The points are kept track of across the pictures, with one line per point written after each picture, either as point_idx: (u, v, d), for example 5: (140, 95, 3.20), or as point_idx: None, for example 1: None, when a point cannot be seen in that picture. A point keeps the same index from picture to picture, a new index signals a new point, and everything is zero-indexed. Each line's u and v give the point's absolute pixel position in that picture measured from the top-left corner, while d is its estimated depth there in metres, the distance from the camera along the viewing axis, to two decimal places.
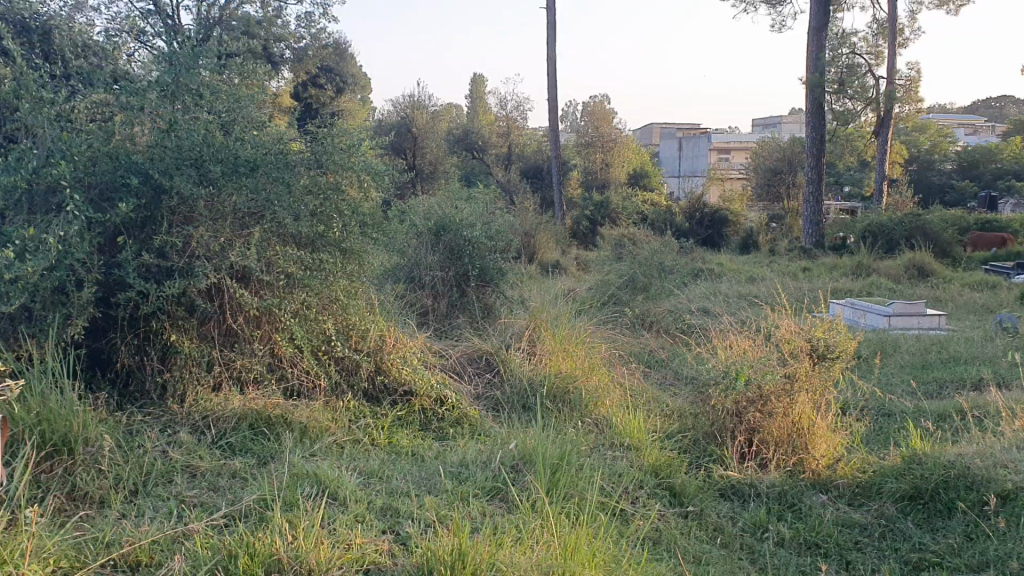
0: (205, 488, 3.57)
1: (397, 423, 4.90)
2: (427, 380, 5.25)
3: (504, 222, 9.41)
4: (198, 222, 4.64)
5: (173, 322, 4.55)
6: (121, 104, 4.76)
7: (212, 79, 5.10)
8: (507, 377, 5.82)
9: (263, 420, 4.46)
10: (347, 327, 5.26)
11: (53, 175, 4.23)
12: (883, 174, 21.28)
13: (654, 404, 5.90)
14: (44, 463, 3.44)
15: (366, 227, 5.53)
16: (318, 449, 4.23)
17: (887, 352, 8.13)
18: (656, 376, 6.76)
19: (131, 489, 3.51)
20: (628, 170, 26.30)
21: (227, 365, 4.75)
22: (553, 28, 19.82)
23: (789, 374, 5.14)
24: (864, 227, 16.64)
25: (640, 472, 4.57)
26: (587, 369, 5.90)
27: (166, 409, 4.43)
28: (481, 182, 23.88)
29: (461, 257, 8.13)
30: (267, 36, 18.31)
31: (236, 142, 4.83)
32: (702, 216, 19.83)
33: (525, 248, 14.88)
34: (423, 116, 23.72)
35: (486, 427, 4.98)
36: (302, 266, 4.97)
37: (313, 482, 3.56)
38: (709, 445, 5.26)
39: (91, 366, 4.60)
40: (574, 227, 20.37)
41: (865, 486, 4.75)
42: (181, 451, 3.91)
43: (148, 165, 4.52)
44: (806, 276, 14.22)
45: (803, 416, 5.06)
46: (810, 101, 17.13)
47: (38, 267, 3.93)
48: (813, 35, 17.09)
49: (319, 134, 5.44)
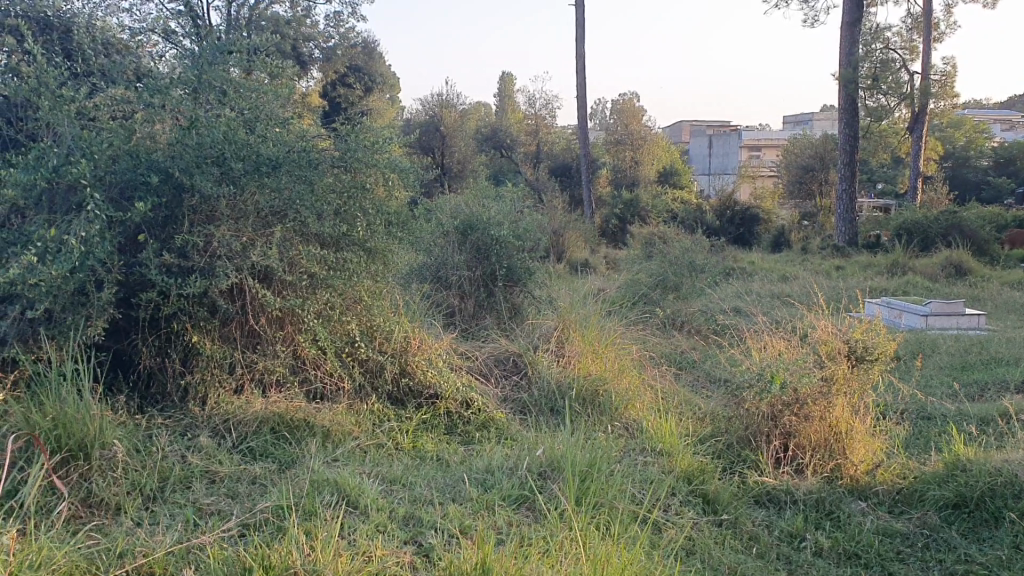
0: (224, 495, 3.48)
1: (422, 427, 4.78)
2: (453, 382, 5.13)
3: (532, 221, 9.26)
4: (219, 221, 4.55)
5: (195, 324, 4.47)
6: (144, 102, 4.68)
7: (235, 75, 5.01)
8: (535, 379, 5.69)
9: (285, 424, 4.37)
10: (371, 328, 5.15)
11: (74, 173, 4.13)
12: (919, 171, 20.88)
13: (686, 407, 5.74)
14: (59, 469, 3.36)
15: (391, 226, 5.44)
16: (341, 454, 4.13)
17: (926, 353, 7.88)
18: (688, 378, 6.59)
19: (149, 495, 3.43)
20: (658, 168, 26.05)
21: (250, 367, 4.66)
22: (582, 25, 19.65)
23: (826, 377, 4.97)
24: (899, 225, 16.30)
25: (672, 479, 4.41)
26: (617, 371, 5.75)
27: (187, 412, 4.36)
28: (508, 181, 23.76)
29: (488, 257, 8.00)
30: (297, 36, 18.37)
31: (258, 139, 4.73)
32: (733, 214, 19.57)
33: (554, 248, 14.74)
34: (452, 115, 23.66)
35: (513, 431, 4.85)
36: (325, 265, 4.87)
37: (334, 490, 3.45)
38: (743, 449, 5.07)
39: (113, 367, 4.54)
40: (603, 225, 20.19)
41: (905, 494, 4.57)
42: (201, 456, 3.83)
43: (169, 162, 4.44)
44: (840, 275, 13.94)
45: (840, 420, 4.89)
46: (843, 97, 16.79)
47: (62, 269, 3.84)
48: (846, 30, 16.74)
49: (344, 132, 5.32)
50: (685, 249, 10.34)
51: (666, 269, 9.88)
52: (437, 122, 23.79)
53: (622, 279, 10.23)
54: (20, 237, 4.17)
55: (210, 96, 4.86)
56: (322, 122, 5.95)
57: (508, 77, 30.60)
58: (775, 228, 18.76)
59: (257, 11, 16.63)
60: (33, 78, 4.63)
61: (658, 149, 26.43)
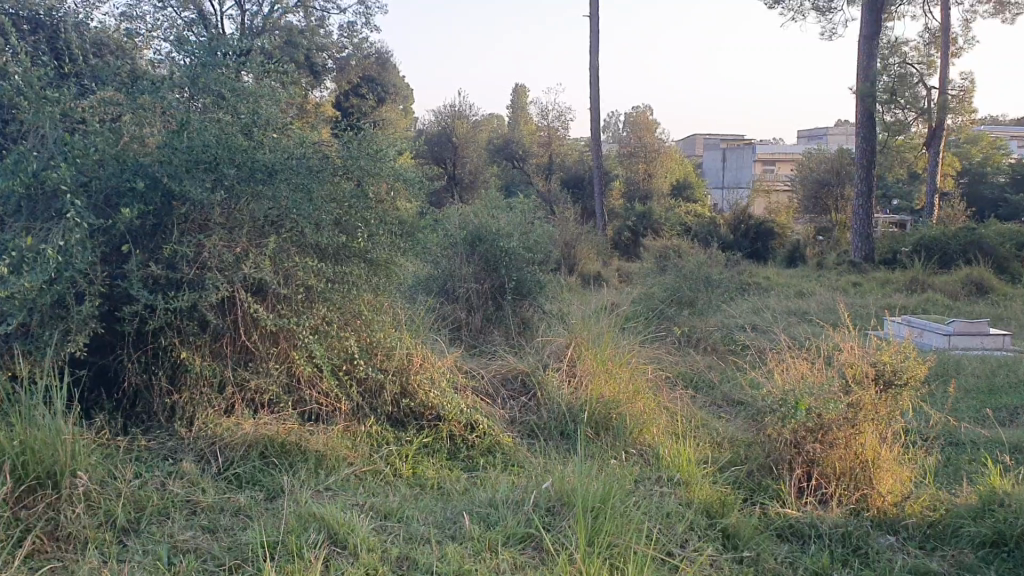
0: (202, 529, 3.21)
1: (422, 451, 4.49)
2: (457, 403, 4.81)
3: (544, 233, 8.99)
4: (212, 231, 4.30)
5: (182, 339, 4.21)
6: (133, 104, 4.43)
7: (233, 78, 4.77)
8: (544, 401, 5.38)
9: (275, 448, 4.10)
10: (371, 344, 4.84)
11: (54, 178, 3.87)
12: (936, 187, 20.52)
13: (704, 431, 5.43)
14: (26, 498, 3.08)
15: (395, 237, 5.14)
16: (332, 483, 3.87)
17: (951, 375, 7.54)
18: (704, 399, 6.28)
19: (122, 527, 3.16)
20: (673, 181, 25.69)
21: (241, 386, 4.38)
22: (596, 37, 19.46)
23: (852, 403, 4.64)
24: (917, 240, 15.94)
25: (690, 511, 4.09)
26: (632, 393, 5.40)
27: (172, 434, 4.11)
28: (520, 193, 23.58)
29: (497, 269, 7.79)
30: (312, 46, 18.20)
31: (254, 145, 4.48)
32: (747, 228, 19.30)
33: (565, 260, 14.52)
34: (464, 125, 23.50)
35: (520, 458, 4.55)
36: (323, 278, 4.60)
37: (320, 527, 3.17)
38: (765, 478, 4.74)
39: (97, 384, 4.29)
40: (615, 237, 19.91)
41: (938, 528, 4.24)
42: (183, 483, 3.57)
43: (157, 168, 4.18)
44: (857, 291, 13.60)
45: (866, 448, 4.58)
46: (860, 111, 16.45)
47: (38, 281, 3.57)
48: (864, 43, 16.40)
49: (347, 138, 5.07)
50: (701, 264, 10.02)
51: (681, 283, 9.57)
52: (449, 132, 23.62)
53: (636, 293, 9.94)
54: None
55: (206, 99, 4.62)
56: (328, 127, 5.70)
57: (522, 89, 30.45)
58: (789, 243, 18.43)
59: (271, 22, 16.48)
60: (18, 78, 4.38)
61: (672, 162, 26.12)
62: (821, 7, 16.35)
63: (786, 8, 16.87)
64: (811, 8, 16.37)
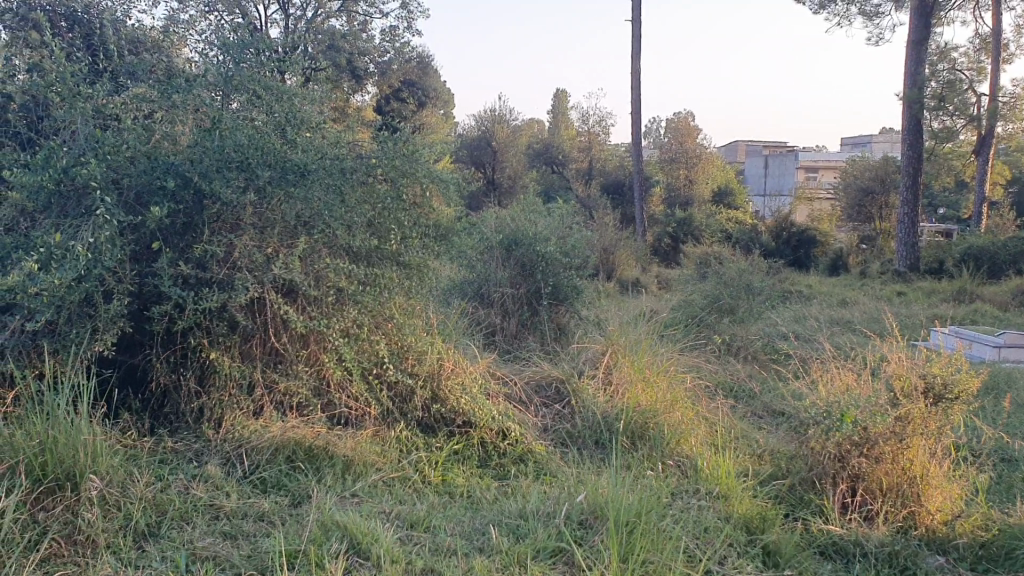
0: (224, 535, 3.20)
1: (453, 458, 4.39)
2: (489, 410, 4.70)
3: (582, 238, 8.85)
4: (243, 230, 4.23)
5: (211, 339, 4.14)
6: (167, 102, 4.38)
7: (267, 77, 4.70)
8: (579, 409, 5.24)
9: (303, 453, 4.03)
10: (402, 348, 4.75)
11: (84, 173, 3.82)
12: (985, 195, 20.00)
13: (744, 443, 5.26)
14: (45, 499, 3.09)
15: (428, 239, 5.04)
16: (359, 489, 3.79)
17: (1003, 389, 7.26)
18: (745, 410, 6.09)
19: (141, 531, 3.15)
20: (714, 187, 25.34)
21: (270, 388, 4.31)
22: (637, 41, 19.29)
23: (900, 416, 4.43)
24: (964, 250, 15.55)
25: (729, 526, 3.93)
26: (671, 402, 5.23)
27: (200, 436, 4.05)
28: (559, 198, 23.42)
29: (533, 274, 7.68)
30: (353, 51, 18.24)
31: (288, 145, 4.40)
32: (789, 235, 18.98)
33: (604, 265, 14.37)
34: (504, 130, 23.44)
35: (552, 467, 4.41)
36: (355, 280, 4.51)
37: (342, 537, 3.10)
38: (807, 493, 4.56)
39: (125, 383, 4.25)
40: (655, 243, 19.67)
41: (990, 549, 4.02)
42: (207, 488, 3.53)
43: (188, 166, 4.12)
44: (902, 301, 13.28)
45: (914, 464, 4.38)
46: (908, 118, 16.03)
47: (67, 278, 3.51)
48: (912, 49, 15.99)
49: (383, 137, 4.97)
50: (743, 271, 9.80)
51: (721, 290, 9.37)
52: (489, 137, 23.56)
53: (675, 300, 9.76)
54: (27, 242, 3.86)
55: (240, 99, 4.54)
56: (364, 128, 5.62)
57: (562, 94, 30.34)
58: (833, 250, 18.09)
59: (314, 26, 16.55)
60: (53, 73, 4.35)
61: (713, 168, 25.80)
62: (869, 11, 15.98)
63: (832, 13, 16.54)
64: (859, 12, 16.02)
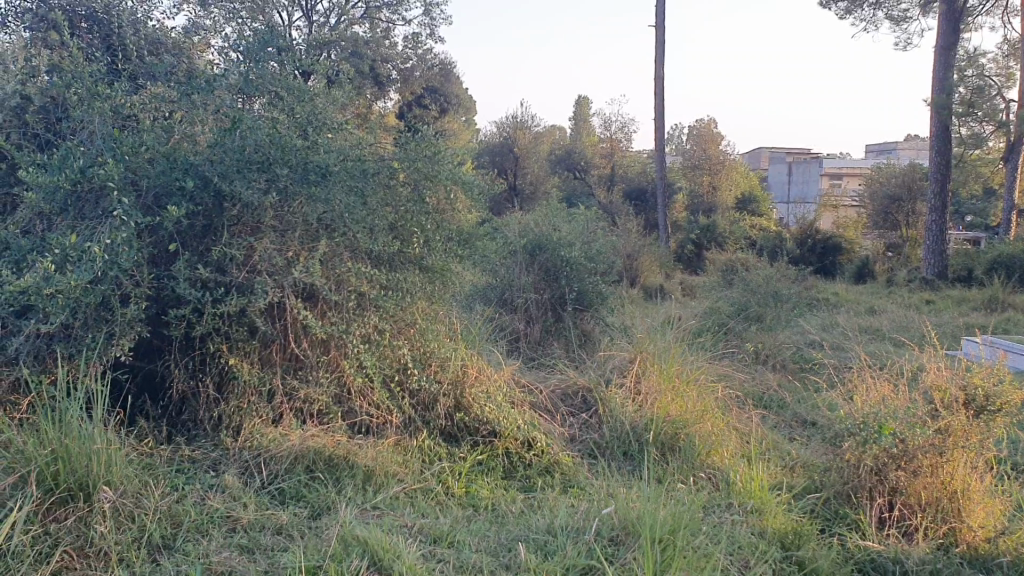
0: (240, 548, 3.09)
1: (477, 468, 4.26)
2: (514, 419, 4.56)
3: (607, 245, 8.71)
4: (263, 233, 4.13)
5: (231, 345, 4.03)
6: (186, 102, 4.30)
7: (288, 79, 4.60)
8: (606, 419, 5.09)
9: (323, 462, 3.91)
10: (425, 355, 4.63)
11: (101, 174, 3.73)
12: (1016, 202, 19.61)
13: (776, 455, 5.09)
14: (57, 510, 2.99)
15: (452, 243, 4.91)
16: (380, 501, 3.67)
17: None
18: (776, 420, 5.92)
19: (156, 544, 3.06)
20: (737, 194, 25.06)
21: (290, 396, 4.21)
22: (660, 46, 19.15)
23: (940, 429, 4.25)
24: (995, 257, 15.24)
25: (764, 542, 3.76)
26: (701, 411, 5.08)
27: (218, 444, 3.95)
28: (581, 204, 23.28)
29: (557, 280, 7.54)
30: (376, 57, 18.25)
31: (309, 146, 4.29)
32: (814, 242, 18.73)
33: (627, 272, 14.21)
34: (526, 136, 23.36)
35: (580, 479, 4.27)
36: (377, 284, 4.40)
37: (362, 552, 2.98)
38: (842, 507, 4.37)
39: (143, 389, 4.16)
40: (678, 250, 19.48)
41: None
42: (224, 498, 3.43)
43: (207, 167, 4.02)
44: (932, 309, 13.02)
45: (954, 478, 4.19)
46: (936, 124, 15.74)
47: (82, 280, 3.42)
48: (940, 55, 15.71)
49: (405, 138, 4.85)
50: (770, 277, 9.60)
51: (748, 298, 9.18)
52: (511, 143, 23.48)
53: (700, 308, 9.57)
54: (43, 244, 3.77)
55: (261, 100, 4.44)
56: (385, 131, 5.52)
57: (584, 100, 30.23)
58: (859, 258, 17.81)
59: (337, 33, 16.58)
60: (72, 72, 4.27)
61: (737, 174, 25.53)
62: (896, 16, 15.73)
63: (858, 19, 16.33)
64: (886, 17, 15.78)
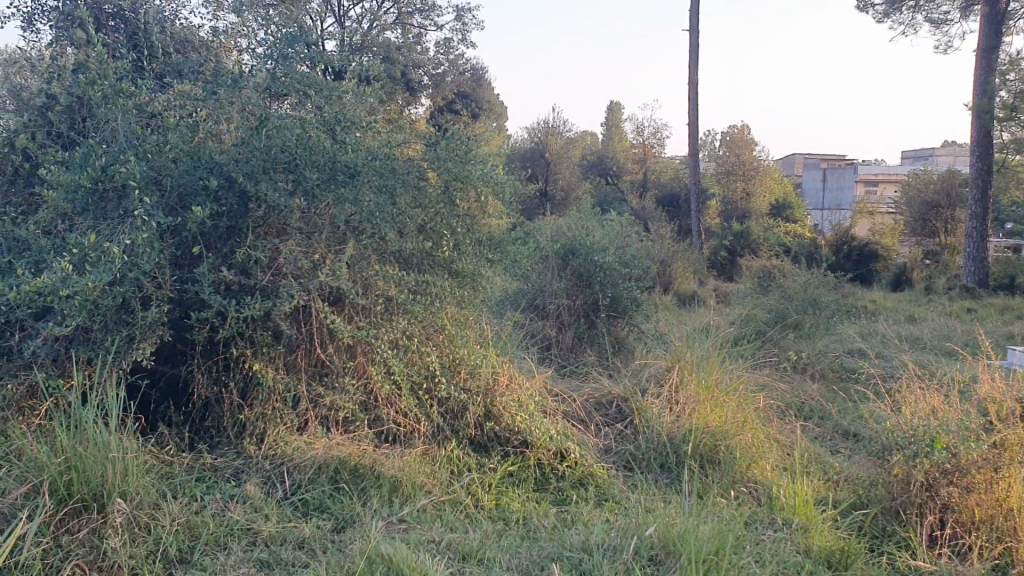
0: (259, 563, 2.97)
1: (507, 480, 4.10)
2: (546, 429, 4.39)
3: (641, 250, 8.51)
4: (290, 235, 4.01)
5: (255, 349, 3.90)
6: (212, 101, 4.19)
7: (317, 77, 4.48)
8: (642, 429, 4.89)
9: (347, 471, 3.78)
10: (455, 362, 4.47)
11: (123, 172, 3.64)
12: None
13: (818, 468, 4.87)
14: (70, 521, 2.88)
15: (484, 246, 4.74)
16: (407, 513, 3.53)
17: None
18: (819, 433, 5.68)
19: (172, 558, 2.94)
20: (772, 200, 24.65)
21: (316, 402, 4.07)
22: (694, 50, 18.93)
23: (995, 443, 4.05)
24: None
25: (809, 561, 3.56)
26: (740, 422, 4.87)
27: (241, 451, 3.83)
28: (614, 210, 23.05)
29: (591, 285, 7.36)
30: (408, 62, 18.21)
31: (337, 145, 4.15)
32: (851, 249, 18.37)
33: (660, 278, 13.97)
34: (558, 142, 23.21)
35: (615, 493, 4.08)
36: (405, 288, 4.26)
37: (387, 570, 2.84)
38: (890, 524, 4.12)
39: (166, 393, 4.05)
40: (712, 256, 19.19)
41: None
42: (245, 509, 3.31)
43: (233, 167, 3.91)
44: (974, 317, 12.64)
45: (1010, 495, 3.93)
46: (977, 129, 15.43)
47: (99, 281, 3.32)
48: (982, 58, 15.38)
49: (435, 138, 4.70)
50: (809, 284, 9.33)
51: (786, 305, 8.92)
52: (542, 148, 23.32)
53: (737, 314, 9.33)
54: (62, 244, 3.68)
55: (287, 99, 4.32)
56: (415, 131, 5.37)
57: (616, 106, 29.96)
58: (896, 265, 17.43)
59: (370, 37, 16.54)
60: (95, 70, 4.18)
61: (772, 180, 25.12)
62: (936, 18, 15.39)
63: (897, 22, 15.98)
64: (926, 20, 15.45)
